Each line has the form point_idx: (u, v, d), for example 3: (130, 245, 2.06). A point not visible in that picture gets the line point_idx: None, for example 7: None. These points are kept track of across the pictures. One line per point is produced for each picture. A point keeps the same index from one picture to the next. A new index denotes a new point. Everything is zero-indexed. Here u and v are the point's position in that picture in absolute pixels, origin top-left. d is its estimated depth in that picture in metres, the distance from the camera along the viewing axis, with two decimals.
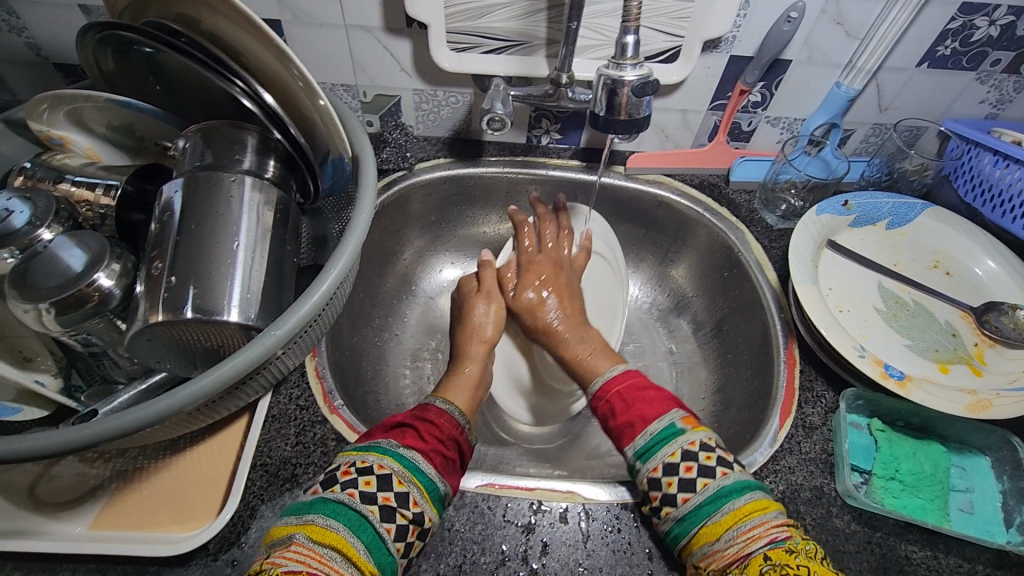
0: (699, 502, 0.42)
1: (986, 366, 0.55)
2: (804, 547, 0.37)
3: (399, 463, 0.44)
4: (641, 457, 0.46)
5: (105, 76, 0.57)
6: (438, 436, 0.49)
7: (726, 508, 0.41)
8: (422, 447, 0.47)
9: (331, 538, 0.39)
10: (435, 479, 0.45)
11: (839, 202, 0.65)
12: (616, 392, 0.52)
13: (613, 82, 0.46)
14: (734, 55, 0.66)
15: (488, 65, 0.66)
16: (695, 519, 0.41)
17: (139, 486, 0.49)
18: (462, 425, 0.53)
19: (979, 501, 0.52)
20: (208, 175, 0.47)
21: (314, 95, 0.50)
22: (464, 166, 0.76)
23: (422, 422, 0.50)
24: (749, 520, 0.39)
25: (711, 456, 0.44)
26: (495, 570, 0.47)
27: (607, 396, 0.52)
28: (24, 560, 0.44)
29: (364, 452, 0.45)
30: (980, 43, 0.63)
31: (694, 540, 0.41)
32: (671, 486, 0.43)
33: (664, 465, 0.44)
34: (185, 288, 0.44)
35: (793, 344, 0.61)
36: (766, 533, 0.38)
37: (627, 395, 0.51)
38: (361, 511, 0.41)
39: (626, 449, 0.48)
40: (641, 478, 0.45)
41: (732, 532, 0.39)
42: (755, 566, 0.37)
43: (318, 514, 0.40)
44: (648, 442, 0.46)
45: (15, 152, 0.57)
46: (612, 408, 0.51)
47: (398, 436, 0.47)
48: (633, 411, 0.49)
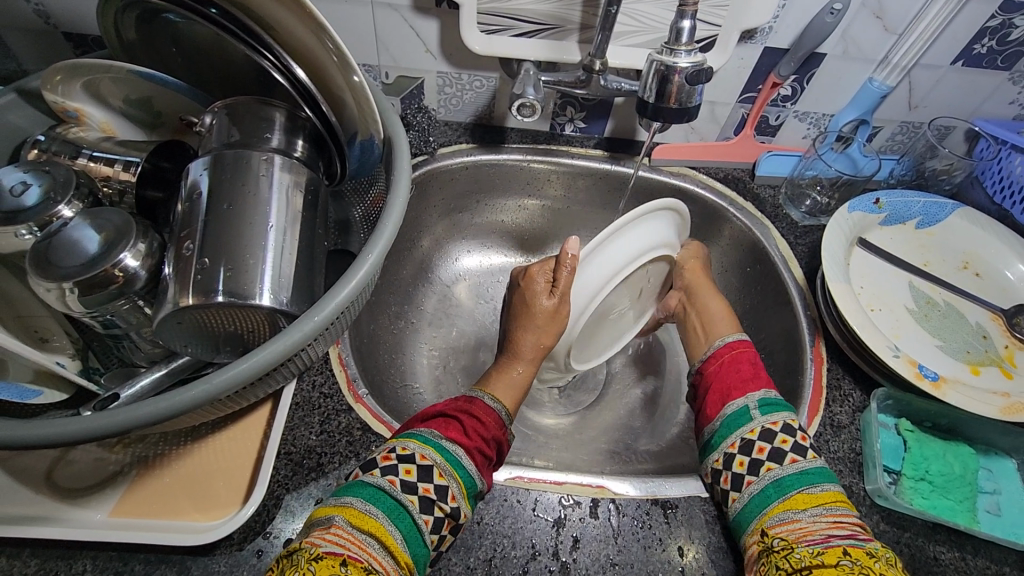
0: (804, 470, 0.45)
1: (1016, 369, 0.55)
2: (884, 556, 0.39)
3: (441, 456, 0.43)
4: (762, 407, 0.49)
5: (124, 46, 0.54)
6: (483, 431, 0.48)
7: (826, 487, 0.44)
8: (465, 442, 0.46)
9: (373, 526, 0.38)
10: (475, 475, 0.44)
11: (870, 200, 0.65)
12: (742, 355, 0.55)
13: (665, 68, 0.45)
14: (769, 46, 0.64)
15: (519, 49, 0.64)
16: (794, 483, 0.44)
17: (159, 472, 0.47)
18: (505, 422, 0.51)
19: (1006, 503, 0.52)
20: (237, 153, 0.46)
21: (348, 71, 0.48)
22: (487, 152, 0.75)
23: (467, 416, 0.48)
24: (840, 507, 0.42)
25: (806, 437, 0.48)
26: (526, 564, 0.46)
27: (737, 349, 0.56)
28: (44, 547, 0.43)
29: (406, 439, 0.44)
30: (1017, 43, 0.62)
31: (777, 506, 0.44)
32: (785, 444, 0.47)
33: (784, 423, 0.48)
34: (217, 271, 0.42)
35: (821, 342, 0.61)
36: (851, 527, 0.40)
37: (742, 361, 0.55)
38: (400, 502, 0.40)
39: (750, 393, 0.51)
40: (733, 439, 0.48)
41: (818, 511, 0.42)
42: (832, 554, 0.38)
43: (356, 497, 0.40)
44: (775, 398, 0.50)
45: (27, 124, 0.55)
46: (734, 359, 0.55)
47: (442, 428, 0.46)
48: (763, 370, 0.54)
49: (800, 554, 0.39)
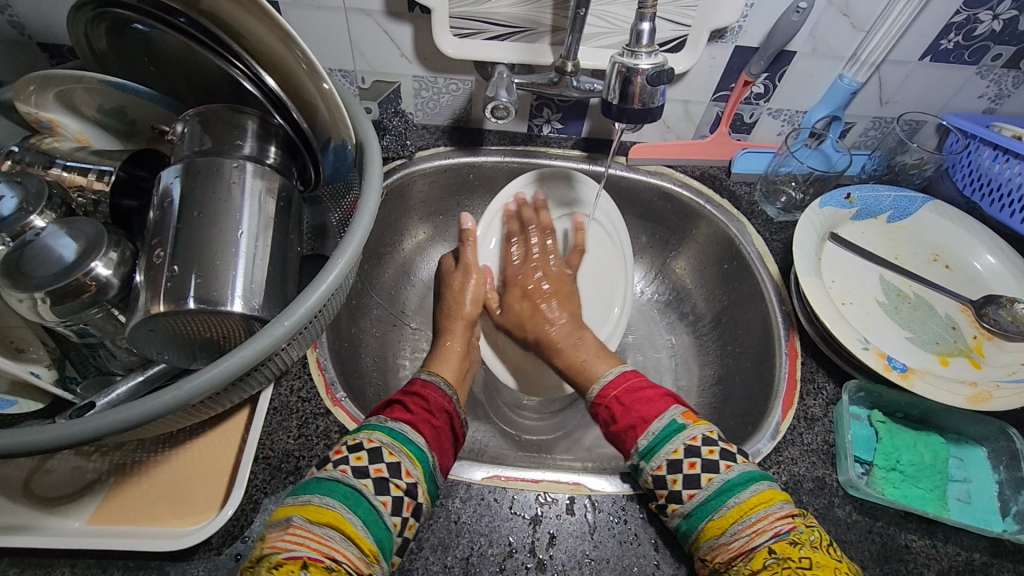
0: (704, 498, 0.43)
1: (984, 359, 0.56)
2: (811, 541, 0.40)
3: (388, 435, 0.44)
4: (643, 457, 0.47)
5: (96, 56, 0.55)
6: (427, 406, 0.49)
7: (731, 502, 0.43)
8: (410, 418, 0.47)
9: (331, 517, 0.38)
10: (426, 448, 0.45)
11: (842, 195, 0.66)
12: (621, 386, 0.53)
13: (627, 70, 0.45)
14: (740, 45, 0.65)
15: (492, 52, 0.64)
16: (703, 514, 0.43)
17: (137, 479, 0.48)
18: (449, 394, 0.53)
19: (976, 491, 0.52)
20: (208, 160, 0.46)
21: (318, 78, 0.48)
22: (465, 155, 0.75)
23: (409, 396, 0.50)
24: (752, 514, 0.41)
25: (694, 462, 0.45)
26: (503, 562, 0.47)
27: (606, 401, 0.53)
28: (22, 557, 0.43)
29: (356, 431, 0.45)
30: (982, 38, 0.63)
31: (700, 536, 0.43)
32: (675, 484, 0.45)
33: (667, 462, 0.46)
34: (187, 278, 0.42)
35: (795, 336, 0.62)
36: (771, 527, 0.40)
37: (626, 396, 0.52)
38: (355, 488, 0.40)
39: (632, 450, 0.49)
40: (646, 477, 0.47)
41: (737, 526, 0.41)
42: (760, 557, 0.39)
43: (313, 494, 0.40)
44: (650, 441, 0.48)
45: (2, 134, 0.55)
46: (611, 416, 0.52)
47: (386, 412, 0.48)
48: (632, 415, 0.50)
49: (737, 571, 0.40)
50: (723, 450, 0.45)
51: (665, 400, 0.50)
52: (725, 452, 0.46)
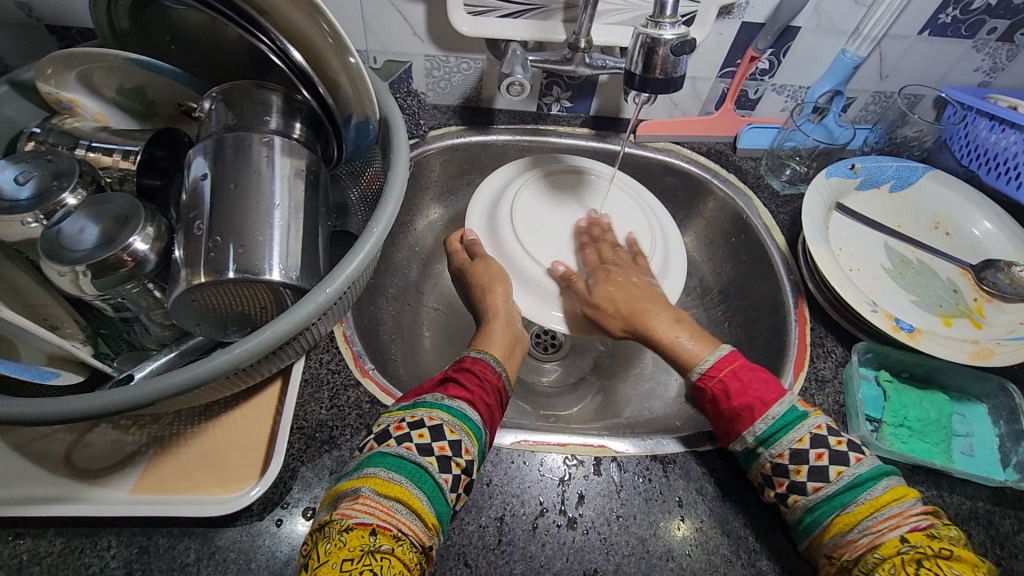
0: (849, 479, 0.44)
1: (985, 319, 0.59)
2: (947, 535, 0.40)
3: (449, 413, 0.46)
4: (763, 443, 0.48)
5: (115, 34, 0.55)
6: (480, 383, 0.50)
7: (860, 498, 0.43)
8: (467, 395, 0.48)
9: (399, 492, 0.40)
10: (481, 425, 0.47)
11: (847, 165, 0.68)
12: (731, 374, 0.51)
13: (651, 41, 0.46)
14: (746, 21, 0.67)
15: (505, 30, 0.65)
16: (830, 508, 0.44)
17: (176, 450, 0.49)
18: (501, 372, 0.54)
19: (978, 445, 0.55)
20: (237, 137, 0.47)
21: (345, 54, 0.48)
22: (476, 133, 0.76)
23: (462, 372, 0.51)
24: (885, 510, 0.42)
25: (821, 454, 0.45)
26: (535, 520, 0.49)
27: (716, 378, 0.51)
28: (67, 526, 0.44)
29: (412, 409, 0.46)
30: (979, 12, 0.65)
31: (826, 531, 0.44)
32: (800, 475, 0.45)
33: (790, 451, 0.46)
34: (227, 249, 0.43)
35: (804, 304, 0.64)
36: (905, 521, 0.41)
37: (742, 373, 0.51)
38: (420, 465, 0.42)
39: (743, 432, 0.49)
40: (763, 462, 0.47)
41: (866, 523, 0.42)
42: (891, 545, 0.40)
43: (379, 467, 0.41)
44: (769, 428, 0.47)
45: (22, 116, 0.55)
46: (723, 392, 0.51)
47: (442, 391, 0.49)
48: (750, 394, 0.49)
49: (866, 558, 0.41)
50: (851, 442, 0.46)
51: (777, 389, 0.50)
52: (853, 445, 0.46)
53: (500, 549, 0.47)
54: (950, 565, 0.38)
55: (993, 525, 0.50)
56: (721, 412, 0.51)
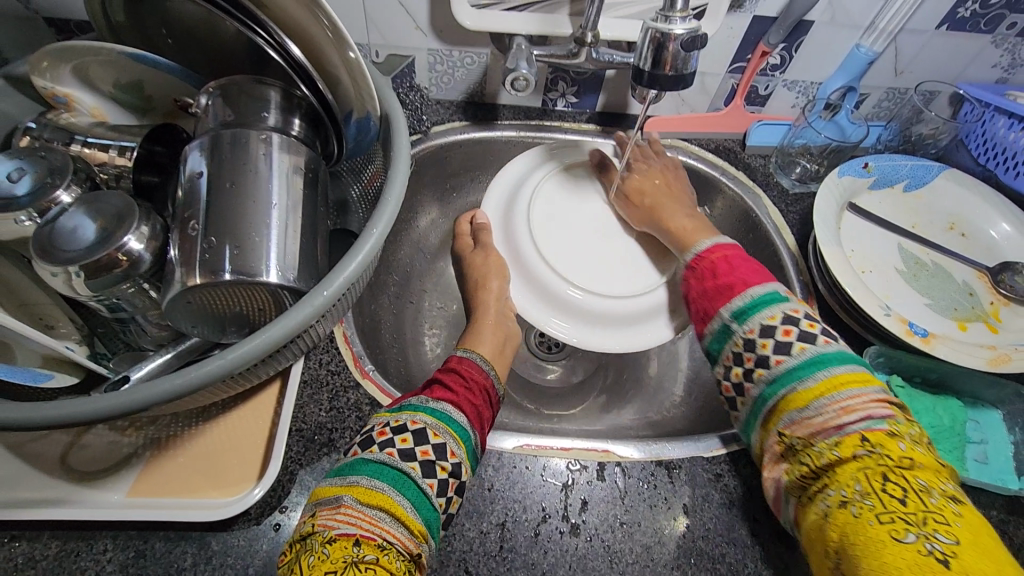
0: (813, 356, 0.43)
1: (1001, 324, 0.57)
2: (907, 434, 0.39)
3: (432, 416, 0.44)
4: (738, 317, 0.48)
5: (111, 26, 0.53)
6: (465, 384, 0.50)
7: (820, 375, 0.42)
8: (451, 397, 0.47)
9: (381, 500, 0.39)
10: (467, 427, 0.46)
11: (859, 164, 0.66)
12: (717, 261, 0.53)
13: (660, 36, 0.45)
14: (758, 15, 0.65)
15: (509, 24, 0.63)
16: (786, 382, 0.44)
17: (173, 453, 0.48)
18: (488, 371, 0.53)
19: (994, 452, 0.53)
20: (234, 133, 0.46)
21: (344, 47, 0.47)
22: (480, 130, 0.75)
23: (450, 376, 0.50)
24: (845, 391, 0.41)
25: (789, 331, 0.45)
26: (538, 527, 0.48)
27: (708, 260, 0.53)
28: (62, 529, 0.44)
29: (396, 412, 0.45)
30: (1000, 6, 0.63)
31: (781, 408, 0.43)
32: (766, 348, 0.45)
33: (761, 326, 0.46)
34: (223, 250, 0.42)
35: (814, 306, 0.62)
36: (867, 409, 0.40)
37: (733, 260, 0.52)
38: (403, 471, 0.40)
39: (721, 308, 0.49)
40: (737, 338, 0.47)
41: (823, 402, 0.41)
42: (850, 444, 0.39)
43: (361, 475, 0.40)
44: (745, 305, 0.48)
45: (17, 110, 0.54)
46: (710, 271, 0.52)
47: (427, 391, 0.48)
48: (734, 274, 0.50)
49: (819, 448, 0.40)
50: (824, 328, 0.45)
51: (766, 278, 0.51)
52: (826, 332, 0.45)
53: (501, 556, 0.46)
54: (913, 476, 0.37)
55: (1006, 535, 0.49)
56: (703, 292, 0.52)
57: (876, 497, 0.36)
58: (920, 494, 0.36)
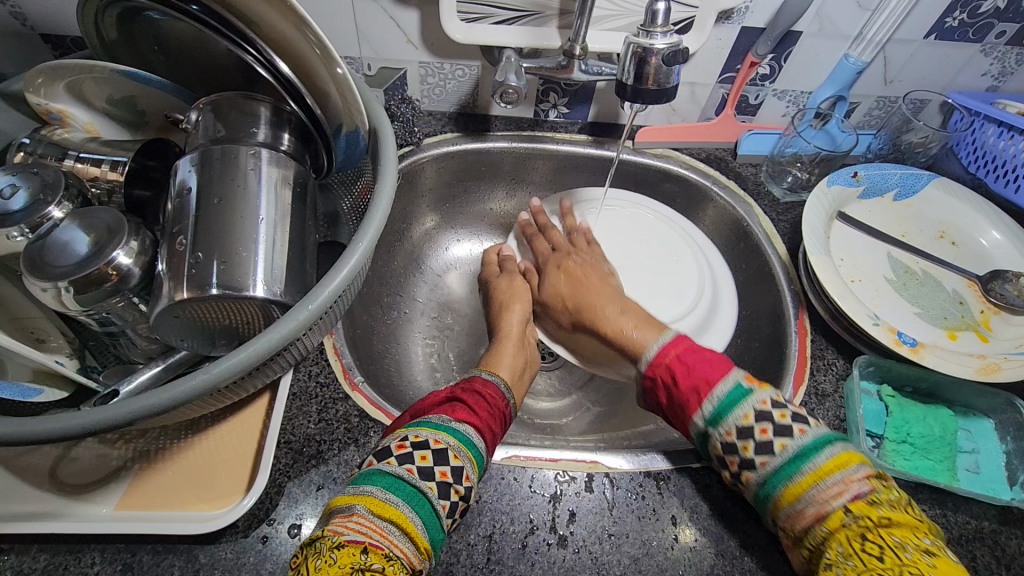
0: (795, 450, 0.42)
1: (992, 332, 0.57)
2: (887, 498, 0.39)
3: (454, 437, 0.45)
4: (711, 423, 0.46)
5: (104, 44, 0.54)
6: (487, 406, 0.50)
7: (806, 467, 0.42)
8: (474, 421, 0.48)
9: (393, 513, 0.38)
10: (484, 453, 0.46)
11: (849, 173, 0.67)
12: (678, 357, 0.51)
13: (643, 51, 0.45)
14: (746, 26, 0.65)
15: (499, 37, 0.64)
16: (778, 479, 0.42)
17: (161, 466, 0.48)
18: (507, 396, 0.54)
19: (984, 461, 0.53)
20: (223, 148, 0.46)
21: (331, 63, 0.48)
22: (472, 141, 0.76)
23: (472, 395, 0.51)
24: (829, 475, 0.40)
25: (766, 428, 0.44)
26: (525, 539, 0.48)
27: (662, 366, 0.51)
28: (50, 542, 0.44)
29: (417, 427, 0.45)
30: (987, 15, 0.63)
31: (778, 502, 0.42)
32: (748, 451, 0.44)
33: (738, 428, 0.45)
34: (210, 264, 0.43)
35: (804, 315, 0.62)
36: (846, 484, 0.40)
37: (687, 357, 0.50)
38: (421, 489, 0.41)
39: (695, 414, 0.48)
40: (715, 443, 0.46)
41: (813, 491, 0.41)
42: (836, 517, 0.39)
43: (376, 486, 0.40)
44: (717, 406, 0.46)
45: (12, 126, 0.55)
46: (670, 377, 0.50)
47: (449, 411, 0.48)
48: (696, 375, 0.48)
49: (814, 532, 0.40)
50: (795, 412, 0.44)
51: (724, 366, 0.49)
52: (798, 415, 0.44)
53: (488, 568, 0.46)
54: (888, 532, 0.37)
55: (999, 546, 0.48)
56: (672, 399, 0.50)
57: (857, 559, 0.37)
58: (896, 549, 0.36)
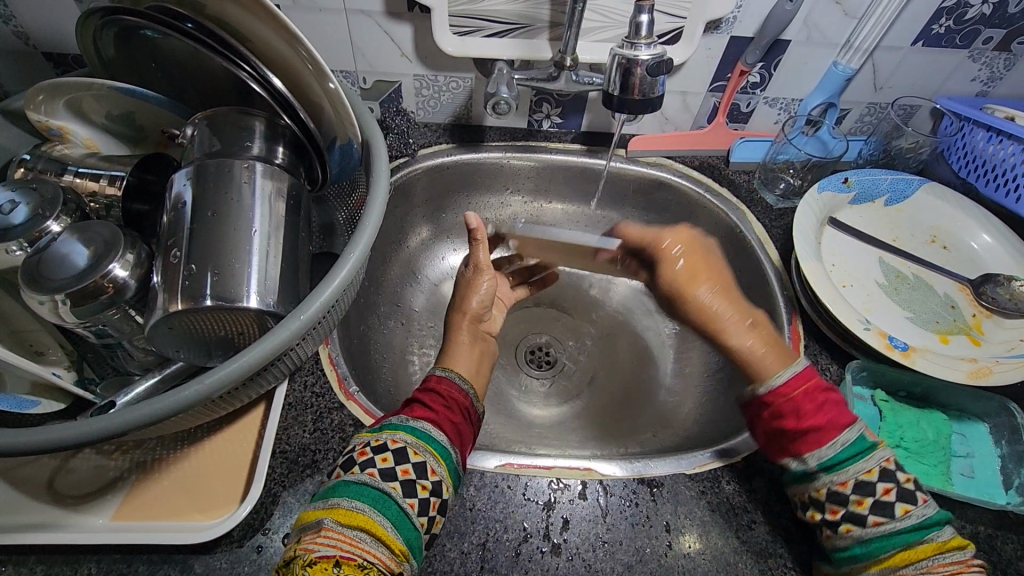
0: (898, 529, 0.42)
1: (984, 336, 0.58)
2: None
3: (412, 435, 0.45)
4: (827, 469, 0.46)
5: (103, 62, 0.56)
6: (444, 402, 0.51)
7: (926, 539, 0.41)
8: (431, 417, 0.48)
9: (361, 520, 0.39)
10: (448, 445, 0.46)
11: (839, 179, 0.67)
12: (805, 394, 0.49)
13: (627, 61, 0.47)
14: (735, 35, 0.66)
15: (490, 49, 0.65)
16: (884, 544, 0.42)
17: (158, 476, 0.49)
18: (468, 392, 0.53)
19: (980, 466, 0.53)
20: (218, 162, 0.47)
21: (323, 78, 0.49)
22: (467, 151, 0.77)
23: (427, 394, 0.51)
24: (948, 555, 0.40)
25: (887, 488, 0.44)
26: (518, 547, 0.48)
27: (784, 399, 0.50)
28: (48, 553, 0.44)
29: (377, 432, 0.46)
30: (973, 21, 0.63)
31: (877, 564, 0.42)
32: (862, 506, 0.44)
33: (855, 481, 0.44)
34: (204, 276, 0.43)
35: (797, 321, 0.62)
36: (964, 569, 0.40)
37: (812, 396, 0.49)
38: (384, 490, 0.41)
39: (809, 455, 0.47)
40: (820, 486, 0.46)
41: (926, 563, 0.40)
42: None
43: (343, 496, 0.40)
44: (838, 454, 0.46)
45: (13, 143, 0.56)
46: (793, 412, 0.49)
47: (407, 412, 0.48)
48: (824, 416, 0.48)
49: None
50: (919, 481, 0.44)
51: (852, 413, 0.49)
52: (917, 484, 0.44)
53: None
54: None
55: (995, 551, 0.48)
56: (786, 432, 0.49)
57: None
58: None
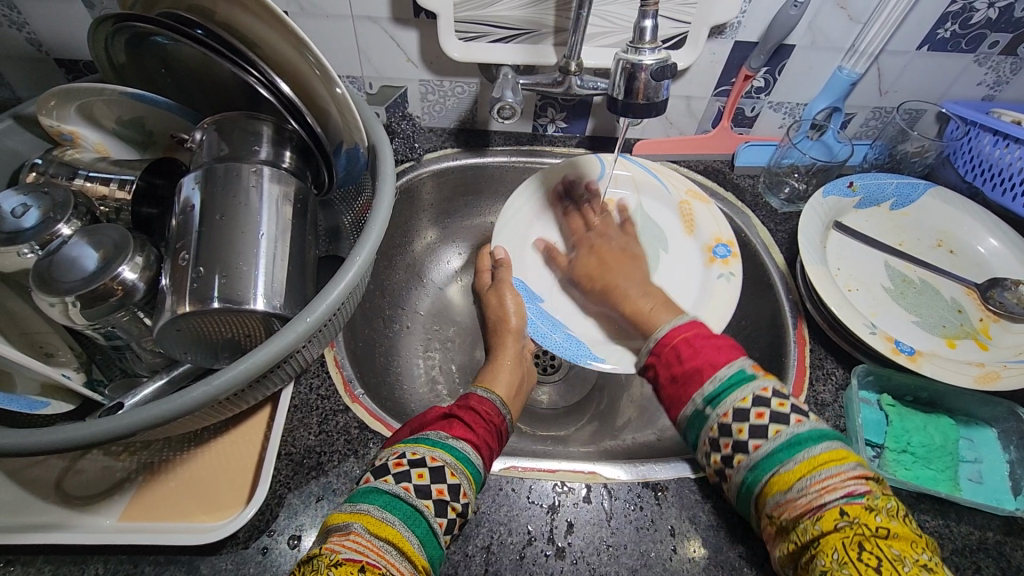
0: (787, 440, 0.41)
1: (991, 340, 0.58)
2: (886, 506, 0.37)
3: (452, 455, 0.45)
4: (709, 404, 0.45)
5: (114, 68, 0.56)
6: (484, 425, 0.50)
7: (800, 457, 0.40)
8: (472, 438, 0.48)
9: (390, 533, 0.38)
10: (482, 469, 0.46)
11: (845, 184, 0.68)
12: (685, 342, 0.49)
13: (631, 66, 0.47)
14: (739, 40, 0.66)
15: (495, 54, 0.66)
16: (768, 466, 0.41)
17: (165, 477, 0.49)
18: (504, 413, 0.54)
19: (987, 471, 0.52)
20: (226, 166, 0.47)
21: (331, 83, 0.50)
22: (472, 156, 0.77)
23: (467, 412, 0.51)
24: (823, 470, 0.39)
25: (763, 413, 0.42)
26: (523, 550, 0.48)
27: (669, 345, 0.49)
28: (56, 554, 0.45)
29: (414, 444, 0.45)
30: (979, 26, 0.63)
31: (767, 490, 0.41)
32: (742, 433, 0.43)
33: (734, 410, 0.43)
34: (212, 278, 0.44)
35: (803, 324, 0.62)
36: (843, 485, 0.38)
37: (695, 342, 0.48)
38: (417, 507, 0.41)
39: (693, 395, 0.46)
40: (710, 424, 0.44)
41: (806, 481, 0.39)
42: (830, 517, 0.37)
43: (373, 505, 0.40)
44: (717, 387, 0.45)
45: (25, 148, 0.57)
46: (676, 357, 0.48)
47: (447, 427, 0.48)
48: (700, 357, 0.47)
49: (803, 523, 0.38)
50: (795, 403, 0.43)
51: (732, 351, 0.47)
52: (796, 407, 0.43)
53: None
54: (887, 544, 0.35)
55: (1004, 557, 0.47)
56: (674, 378, 0.48)
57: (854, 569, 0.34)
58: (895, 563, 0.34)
